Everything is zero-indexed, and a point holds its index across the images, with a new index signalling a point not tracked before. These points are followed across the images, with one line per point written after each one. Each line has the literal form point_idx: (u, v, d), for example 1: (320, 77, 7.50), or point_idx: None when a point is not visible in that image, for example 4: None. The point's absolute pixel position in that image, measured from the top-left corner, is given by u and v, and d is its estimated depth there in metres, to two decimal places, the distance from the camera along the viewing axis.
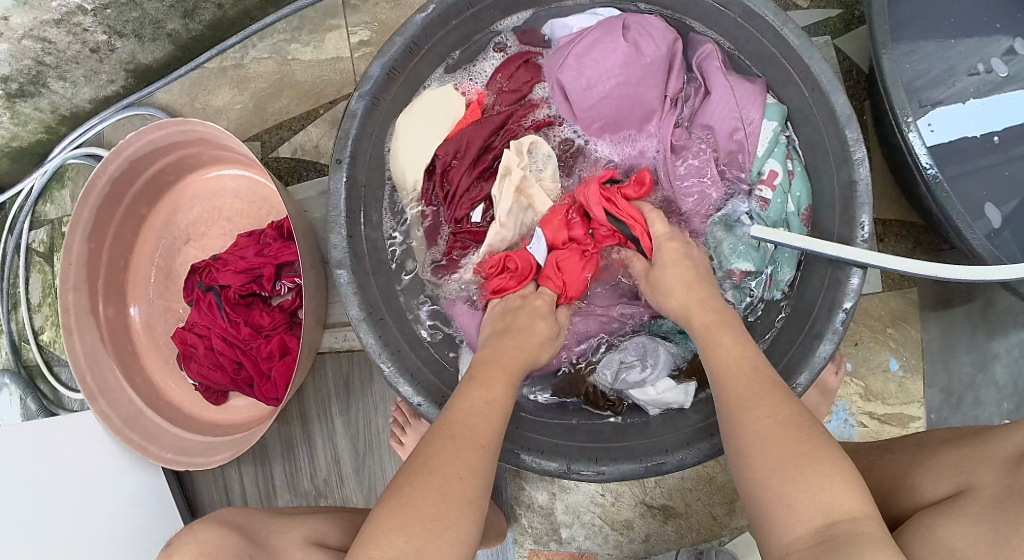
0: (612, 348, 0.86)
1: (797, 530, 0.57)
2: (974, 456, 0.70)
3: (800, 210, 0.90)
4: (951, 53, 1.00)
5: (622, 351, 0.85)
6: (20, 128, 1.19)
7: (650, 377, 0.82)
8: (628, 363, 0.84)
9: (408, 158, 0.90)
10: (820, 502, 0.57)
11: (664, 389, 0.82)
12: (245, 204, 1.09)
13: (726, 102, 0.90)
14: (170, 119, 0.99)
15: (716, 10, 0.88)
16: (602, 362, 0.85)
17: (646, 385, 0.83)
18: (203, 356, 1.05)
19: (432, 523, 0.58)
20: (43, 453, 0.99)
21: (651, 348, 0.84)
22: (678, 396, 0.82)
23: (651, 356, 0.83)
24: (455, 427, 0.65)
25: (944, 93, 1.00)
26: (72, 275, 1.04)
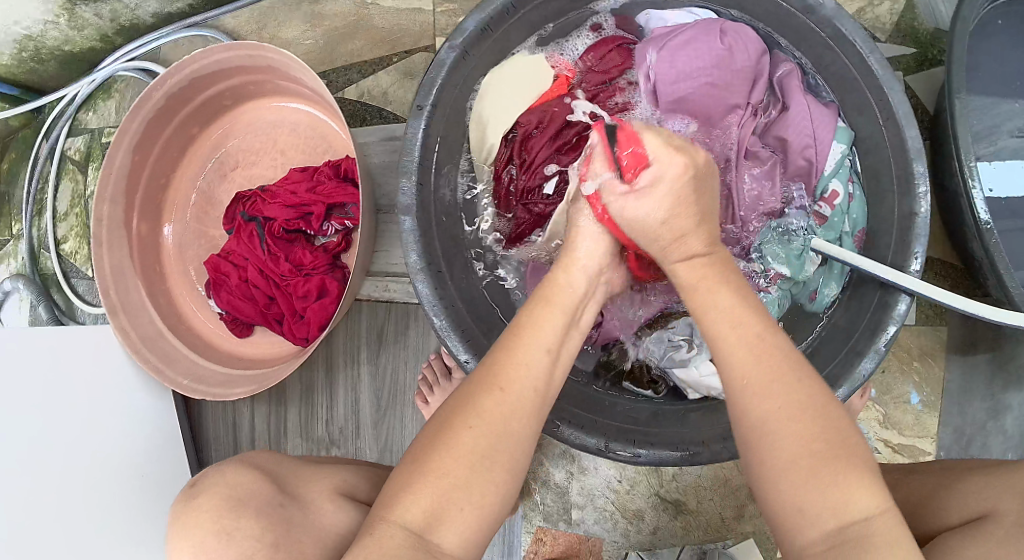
0: (659, 326, 0.90)
1: (815, 532, 0.58)
2: (999, 483, 0.72)
3: (854, 232, 0.92)
4: (999, 111, 1.02)
5: (672, 330, 0.89)
6: (75, 33, 1.17)
7: (696, 357, 0.85)
8: (676, 342, 0.88)
9: (491, 117, 0.91)
10: (835, 507, 0.58)
11: (706, 373, 0.84)
12: (301, 139, 1.08)
13: (803, 122, 0.91)
14: (243, 42, 0.98)
15: (806, 29, 0.88)
16: (651, 337, 0.90)
17: (690, 365, 0.86)
18: (237, 286, 1.04)
19: (461, 490, 0.58)
20: (57, 371, 0.92)
21: (699, 329, 0.88)
22: (720, 384, 0.83)
23: (698, 337, 0.87)
24: (505, 390, 0.61)
25: (985, 148, 1.02)
26: (111, 184, 1.02)
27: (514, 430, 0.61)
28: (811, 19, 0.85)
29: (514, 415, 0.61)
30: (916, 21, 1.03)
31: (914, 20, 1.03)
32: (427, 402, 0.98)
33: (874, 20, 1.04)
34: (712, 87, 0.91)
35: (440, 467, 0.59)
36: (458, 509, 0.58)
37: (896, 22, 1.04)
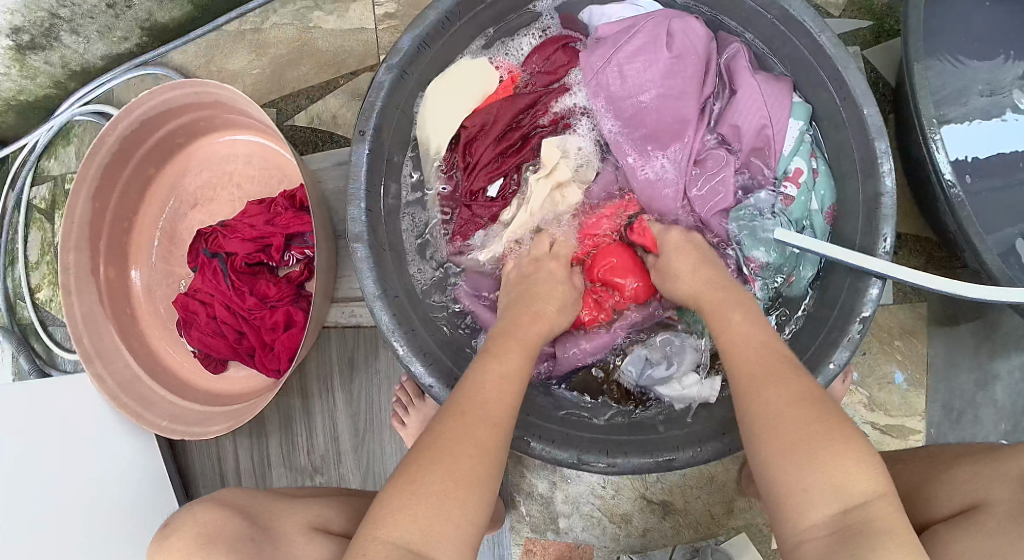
0: (636, 346, 0.88)
1: (815, 514, 0.56)
2: (984, 476, 0.69)
3: (822, 209, 0.88)
4: (964, 75, 0.98)
5: (647, 349, 0.87)
6: (29, 82, 1.17)
7: (676, 374, 0.84)
8: (654, 359, 0.86)
9: (436, 123, 0.91)
10: (837, 487, 0.56)
11: (689, 384, 0.84)
12: (258, 171, 1.07)
13: (754, 106, 0.87)
14: (187, 80, 0.97)
15: (752, 12, 0.85)
16: (628, 359, 0.87)
17: (672, 379, 0.85)
18: (205, 324, 1.03)
19: None
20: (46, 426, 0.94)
21: (675, 344, 0.86)
22: (705, 392, 0.83)
23: (675, 350, 0.86)
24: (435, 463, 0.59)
25: (957, 111, 0.98)
26: (74, 233, 1.02)
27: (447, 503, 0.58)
28: (759, 1, 0.82)
29: (499, 430, 0.63)
30: None
31: None
32: (404, 423, 0.98)
33: None
34: (657, 81, 0.87)
35: (439, 486, 0.58)
36: None
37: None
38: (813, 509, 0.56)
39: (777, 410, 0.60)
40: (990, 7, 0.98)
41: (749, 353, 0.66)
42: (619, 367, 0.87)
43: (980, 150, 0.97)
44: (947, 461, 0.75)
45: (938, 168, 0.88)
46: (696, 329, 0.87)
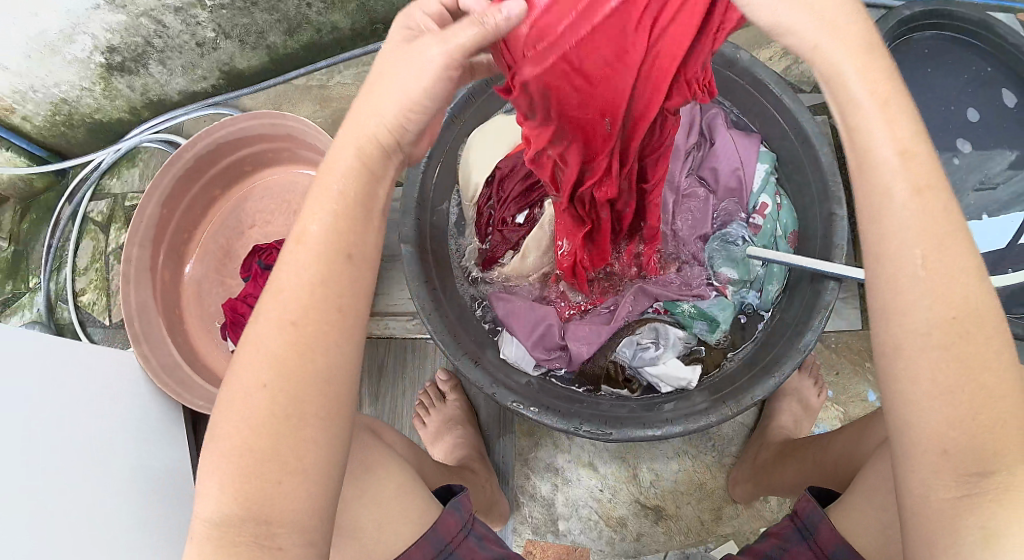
0: (629, 331, 1.02)
1: (945, 475, 0.52)
2: None
3: (787, 234, 1.05)
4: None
5: (638, 334, 1.01)
6: (107, 103, 1.32)
7: (663, 355, 0.99)
8: (644, 344, 1.00)
9: (478, 159, 1.06)
10: (983, 453, 0.51)
11: (674, 366, 0.99)
12: (312, 200, 1.23)
13: (730, 155, 1.06)
14: (265, 111, 1.15)
15: (730, 81, 1.05)
16: (622, 342, 1.01)
17: (660, 361, 0.99)
18: (251, 324, 1.14)
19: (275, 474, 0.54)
20: (81, 395, 0.99)
21: (662, 331, 1.01)
22: (687, 374, 0.98)
23: (663, 338, 1.01)
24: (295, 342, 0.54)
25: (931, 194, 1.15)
26: (140, 232, 1.14)
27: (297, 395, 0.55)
28: (732, 71, 1.02)
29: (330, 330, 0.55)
30: None
31: None
32: (425, 422, 1.07)
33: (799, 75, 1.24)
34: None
35: (246, 437, 0.55)
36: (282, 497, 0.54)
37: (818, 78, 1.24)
38: (944, 471, 0.52)
39: (924, 338, 0.52)
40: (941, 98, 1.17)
41: (921, 192, 0.52)
42: (613, 350, 1.01)
43: None
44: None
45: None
46: (680, 319, 1.03)
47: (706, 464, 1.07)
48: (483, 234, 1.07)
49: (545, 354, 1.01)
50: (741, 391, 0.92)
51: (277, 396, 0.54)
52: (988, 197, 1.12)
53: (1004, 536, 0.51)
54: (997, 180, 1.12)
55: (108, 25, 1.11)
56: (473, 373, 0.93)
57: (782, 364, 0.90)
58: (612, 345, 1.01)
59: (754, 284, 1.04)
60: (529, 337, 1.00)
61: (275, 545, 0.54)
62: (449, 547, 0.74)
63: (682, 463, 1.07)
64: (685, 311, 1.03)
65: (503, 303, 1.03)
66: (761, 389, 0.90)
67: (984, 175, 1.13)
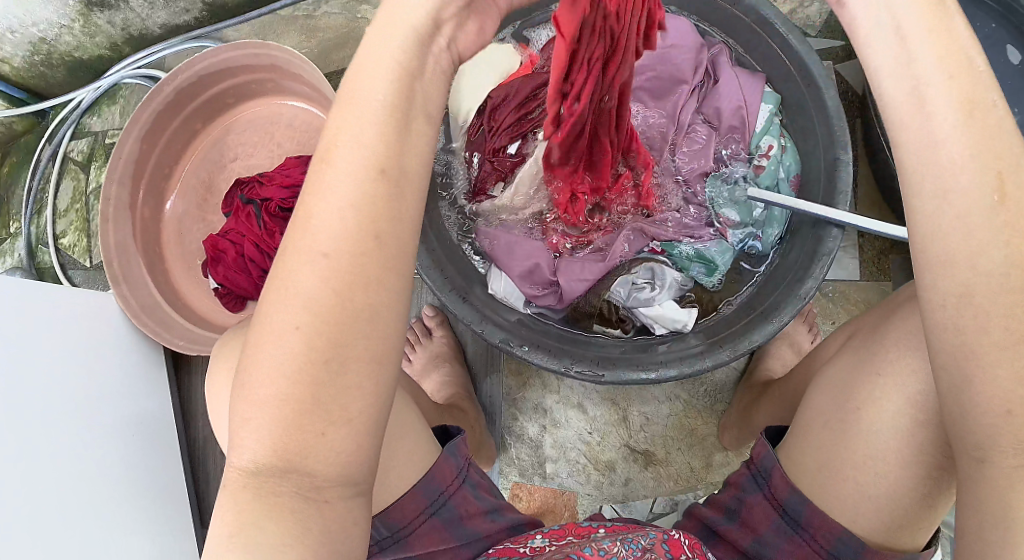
0: (624, 271, 0.98)
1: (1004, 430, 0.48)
2: None
3: (790, 178, 1.01)
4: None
5: (633, 274, 0.97)
6: (87, 39, 1.27)
7: (658, 296, 0.96)
8: (639, 285, 0.96)
9: (468, 92, 1.04)
10: None
11: (669, 308, 0.95)
12: (297, 133, 1.18)
13: (733, 93, 1.02)
14: (249, 41, 1.10)
15: (735, 18, 1.01)
16: (617, 282, 0.97)
17: (654, 303, 0.96)
18: (233, 260, 1.10)
19: (313, 422, 0.47)
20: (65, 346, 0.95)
21: (659, 271, 0.98)
22: (684, 316, 0.94)
23: (659, 279, 0.97)
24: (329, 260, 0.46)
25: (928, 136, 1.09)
26: (119, 167, 1.12)
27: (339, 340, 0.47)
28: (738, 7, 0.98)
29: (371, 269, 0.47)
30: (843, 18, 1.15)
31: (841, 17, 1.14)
32: (410, 360, 1.05)
33: (804, 19, 1.15)
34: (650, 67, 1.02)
35: (283, 389, 0.46)
36: (324, 450, 0.47)
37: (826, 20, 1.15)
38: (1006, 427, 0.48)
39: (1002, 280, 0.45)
40: None
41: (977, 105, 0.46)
42: (608, 289, 0.97)
43: None
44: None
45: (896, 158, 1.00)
46: (678, 262, 0.99)
47: (697, 409, 1.05)
48: (473, 161, 1.04)
49: (533, 289, 0.98)
50: (740, 335, 0.89)
51: (312, 338, 0.46)
52: None
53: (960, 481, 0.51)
54: None
55: None
56: (460, 308, 0.89)
57: (781, 309, 0.87)
58: (607, 284, 0.97)
59: (754, 227, 1.00)
60: (519, 273, 0.97)
61: (322, 499, 0.48)
62: (443, 497, 0.71)
63: (673, 407, 1.05)
64: (683, 254, 0.99)
65: (490, 237, 1.00)
66: (759, 334, 0.87)
67: None
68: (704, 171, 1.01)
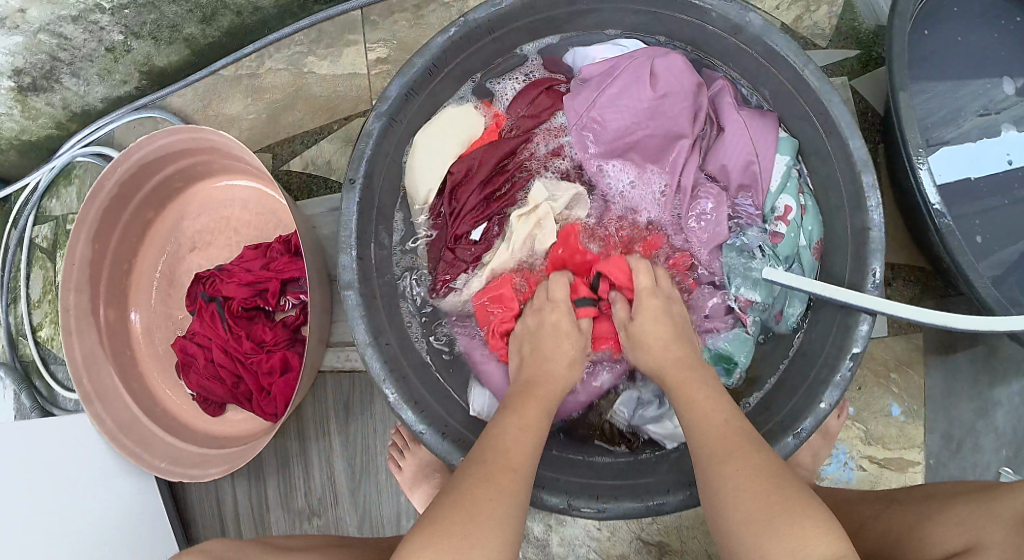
0: (628, 385, 0.89)
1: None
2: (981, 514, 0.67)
3: (812, 244, 0.90)
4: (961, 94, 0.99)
5: (639, 389, 0.89)
6: (30, 123, 1.18)
7: (667, 413, 0.86)
8: (646, 402, 0.87)
9: (423, 168, 0.91)
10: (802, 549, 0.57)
11: (680, 425, 0.85)
12: (255, 216, 1.08)
13: (741, 142, 0.90)
14: (185, 126, 0.98)
15: (737, 50, 0.88)
16: (620, 400, 0.89)
17: (664, 420, 0.86)
18: (203, 366, 1.04)
19: None
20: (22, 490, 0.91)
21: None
22: None
23: (670, 396, 0.87)
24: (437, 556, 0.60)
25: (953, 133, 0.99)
26: (75, 276, 1.03)
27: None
28: (739, 38, 0.85)
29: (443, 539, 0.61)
30: (856, 21, 1.00)
31: (853, 21, 1.00)
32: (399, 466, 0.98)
33: (812, 28, 1.01)
34: (640, 122, 0.91)
35: None
36: None
37: (835, 26, 1.00)
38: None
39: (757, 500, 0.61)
40: (952, 37, 1.00)
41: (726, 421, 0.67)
42: (609, 409, 0.89)
43: (946, 162, 0.98)
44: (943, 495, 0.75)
45: (926, 198, 0.88)
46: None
47: None
48: (433, 244, 0.95)
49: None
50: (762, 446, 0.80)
51: None
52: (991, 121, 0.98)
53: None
54: (999, 105, 0.99)
55: (8, 49, 1.02)
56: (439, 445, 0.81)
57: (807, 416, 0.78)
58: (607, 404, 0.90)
59: (775, 307, 0.91)
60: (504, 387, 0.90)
61: None
62: None
63: None
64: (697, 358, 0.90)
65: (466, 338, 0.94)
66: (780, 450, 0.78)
67: (987, 100, 0.99)
68: (717, 239, 0.91)
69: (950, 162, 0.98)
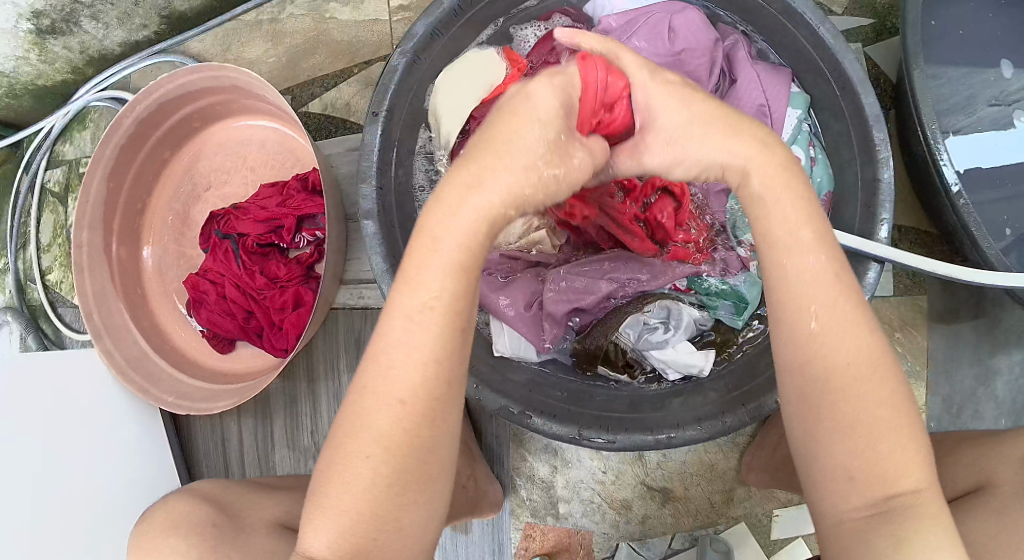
0: (635, 308, 0.86)
1: (854, 497, 0.56)
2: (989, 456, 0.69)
3: (821, 196, 0.90)
4: (972, 82, 1.00)
5: (646, 313, 0.86)
6: (48, 67, 1.19)
7: (674, 338, 0.86)
8: (652, 326, 0.86)
9: (447, 109, 0.90)
10: (883, 476, 0.56)
11: (684, 352, 0.85)
12: (269, 155, 1.09)
13: (754, 93, 0.91)
14: (205, 63, 1.00)
15: (756, 6, 0.89)
16: (625, 323, 0.86)
17: (668, 346, 0.86)
18: (215, 302, 1.04)
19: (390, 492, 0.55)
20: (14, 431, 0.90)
21: (675, 311, 0.87)
22: (699, 360, 0.85)
23: (675, 319, 0.87)
24: (409, 406, 0.54)
25: (964, 120, 1.00)
26: (89, 213, 1.04)
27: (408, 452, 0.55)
28: None
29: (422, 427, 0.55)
30: None
31: None
32: None
33: None
34: None
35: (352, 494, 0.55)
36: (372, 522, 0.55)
37: None
38: (853, 495, 0.56)
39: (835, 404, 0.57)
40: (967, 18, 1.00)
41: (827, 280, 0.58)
42: (616, 331, 0.86)
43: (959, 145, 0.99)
44: (946, 446, 0.76)
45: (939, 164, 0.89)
46: (704, 298, 0.89)
47: (718, 443, 0.98)
48: None
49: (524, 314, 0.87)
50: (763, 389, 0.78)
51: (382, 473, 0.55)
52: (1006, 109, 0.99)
53: (918, 543, 0.54)
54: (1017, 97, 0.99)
55: None
56: None
57: None
58: (613, 325, 0.87)
59: None
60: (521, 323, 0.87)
61: None
62: None
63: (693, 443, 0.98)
64: (711, 292, 0.89)
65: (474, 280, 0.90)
66: None
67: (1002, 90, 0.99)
68: (721, 189, 0.88)
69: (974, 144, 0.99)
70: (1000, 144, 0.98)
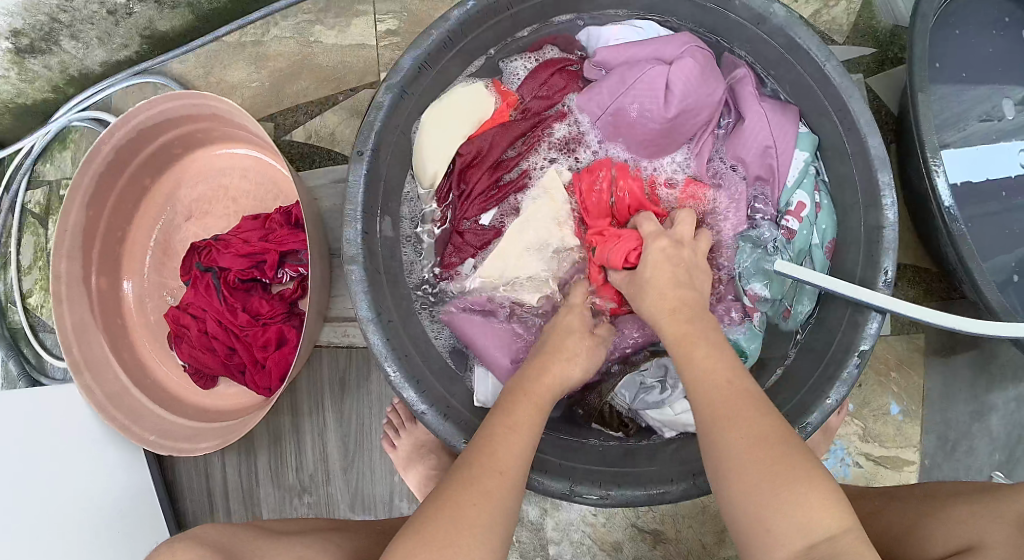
0: (630, 370, 0.86)
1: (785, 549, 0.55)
2: (985, 514, 0.67)
3: (824, 243, 0.89)
4: (966, 98, 0.97)
5: (642, 372, 0.85)
6: (27, 86, 1.16)
7: (670, 397, 0.83)
8: (648, 385, 0.84)
9: (433, 147, 0.88)
10: (805, 524, 0.55)
11: (681, 411, 0.82)
12: (252, 184, 1.06)
13: (760, 131, 0.88)
14: (183, 91, 0.96)
15: (755, 38, 0.87)
16: (620, 383, 0.86)
17: (664, 405, 0.83)
18: (196, 338, 1.01)
19: (478, 519, 0.59)
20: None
21: (673, 368, 0.84)
22: (696, 420, 0.82)
23: (671, 377, 0.83)
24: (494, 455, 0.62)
25: (954, 136, 0.96)
26: (66, 242, 1.01)
27: (500, 490, 0.61)
28: (762, 28, 0.84)
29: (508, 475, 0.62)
30: (874, 19, 0.99)
31: (871, 20, 0.99)
32: (394, 445, 0.97)
33: (828, 22, 1.00)
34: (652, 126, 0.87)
35: (445, 521, 0.58)
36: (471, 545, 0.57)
37: (853, 23, 1.00)
38: (780, 548, 0.55)
39: (749, 446, 0.59)
40: (965, 40, 0.97)
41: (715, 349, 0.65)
42: (611, 392, 0.86)
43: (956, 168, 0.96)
44: (942, 499, 0.74)
45: (938, 198, 0.86)
46: None
47: None
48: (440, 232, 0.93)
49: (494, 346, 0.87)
50: None
51: (466, 497, 0.60)
52: (996, 126, 0.96)
53: None
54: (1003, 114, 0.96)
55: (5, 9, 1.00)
56: (436, 424, 0.79)
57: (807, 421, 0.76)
58: (610, 385, 0.87)
59: (784, 304, 0.89)
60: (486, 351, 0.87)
61: None
62: None
63: None
64: None
65: (462, 318, 0.89)
66: None
67: (990, 106, 0.96)
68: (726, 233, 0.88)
69: (965, 170, 0.96)
70: (994, 170, 0.95)
